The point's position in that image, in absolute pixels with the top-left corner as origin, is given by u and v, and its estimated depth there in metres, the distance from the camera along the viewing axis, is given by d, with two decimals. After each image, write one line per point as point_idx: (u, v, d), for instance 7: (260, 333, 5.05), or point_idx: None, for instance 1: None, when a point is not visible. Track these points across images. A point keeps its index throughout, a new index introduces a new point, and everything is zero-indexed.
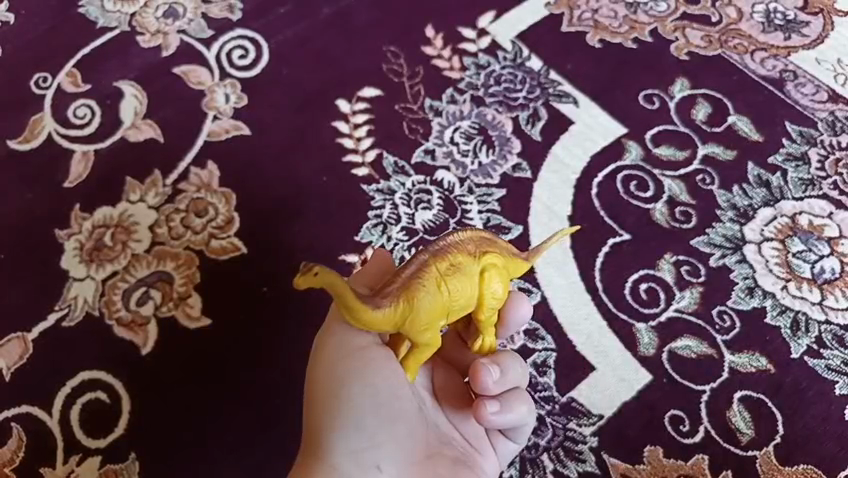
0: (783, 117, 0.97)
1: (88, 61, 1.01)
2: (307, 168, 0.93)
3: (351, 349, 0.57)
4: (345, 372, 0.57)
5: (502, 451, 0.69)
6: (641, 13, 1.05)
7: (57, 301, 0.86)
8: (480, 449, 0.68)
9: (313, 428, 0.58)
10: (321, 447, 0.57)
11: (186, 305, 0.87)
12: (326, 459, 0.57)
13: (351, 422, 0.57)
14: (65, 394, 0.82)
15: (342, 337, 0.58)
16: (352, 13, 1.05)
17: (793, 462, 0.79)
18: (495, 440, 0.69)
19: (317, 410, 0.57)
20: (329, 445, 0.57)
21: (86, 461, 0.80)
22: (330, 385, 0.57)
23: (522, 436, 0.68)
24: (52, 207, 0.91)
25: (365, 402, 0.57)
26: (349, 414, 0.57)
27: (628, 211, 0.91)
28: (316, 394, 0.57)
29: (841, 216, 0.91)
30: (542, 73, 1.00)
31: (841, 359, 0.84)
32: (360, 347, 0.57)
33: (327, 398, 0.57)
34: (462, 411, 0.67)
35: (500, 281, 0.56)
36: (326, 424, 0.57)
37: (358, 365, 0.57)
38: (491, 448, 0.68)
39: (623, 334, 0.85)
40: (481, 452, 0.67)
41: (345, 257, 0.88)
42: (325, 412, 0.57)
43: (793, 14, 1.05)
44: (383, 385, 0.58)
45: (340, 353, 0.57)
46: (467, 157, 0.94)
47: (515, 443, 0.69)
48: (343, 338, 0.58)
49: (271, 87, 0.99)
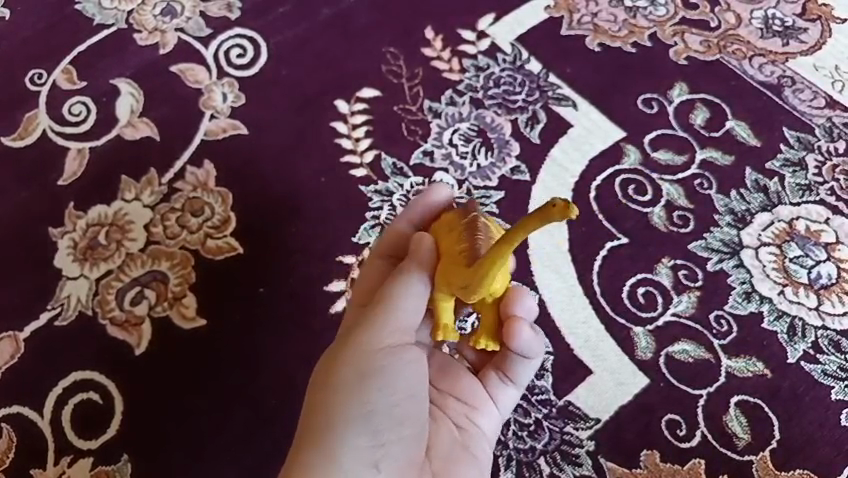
0: (781, 123, 0.96)
1: (85, 58, 1.00)
2: (306, 169, 0.93)
3: (377, 344, 0.60)
4: (365, 367, 0.60)
5: (503, 403, 0.73)
6: (640, 17, 1.04)
7: (49, 301, 0.86)
8: (479, 406, 0.71)
9: (316, 413, 0.59)
10: (325, 447, 0.58)
11: (182, 305, 0.86)
12: (321, 447, 0.58)
13: (358, 416, 0.59)
14: (57, 395, 0.82)
15: (362, 343, 0.60)
16: (351, 12, 1.03)
17: (791, 466, 0.80)
18: (493, 391, 0.72)
19: (325, 395, 0.59)
20: (329, 434, 0.59)
21: (78, 462, 0.80)
22: (347, 374, 0.59)
23: (522, 380, 0.72)
24: (46, 204, 0.91)
25: (376, 399, 0.59)
26: (358, 408, 0.59)
27: (626, 215, 0.91)
28: (330, 378, 0.60)
29: (838, 222, 0.91)
30: (541, 76, 1.00)
31: (838, 364, 0.84)
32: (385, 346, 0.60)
33: (341, 386, 0.59)
34: (455, 380, 0.72)
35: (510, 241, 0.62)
36: (333, 412, 0.59)
37: (379, 362, 0.60)
38: (490, 401, 0.72)
39: (620, 338, 0.85)
40: (480, 409, 0.71)
41: (342, 259, 0.88)
42: (338, 407, 0.59)
43: (792, 20, 1.04)
44: (397, 386, 0.60)
45: (365, 345, 0.60)
46: (465, 159, 0.94)
47: (515, 388, 0.73)
48: (372, 332, 0.60)
49: (268, 86, 0.98)
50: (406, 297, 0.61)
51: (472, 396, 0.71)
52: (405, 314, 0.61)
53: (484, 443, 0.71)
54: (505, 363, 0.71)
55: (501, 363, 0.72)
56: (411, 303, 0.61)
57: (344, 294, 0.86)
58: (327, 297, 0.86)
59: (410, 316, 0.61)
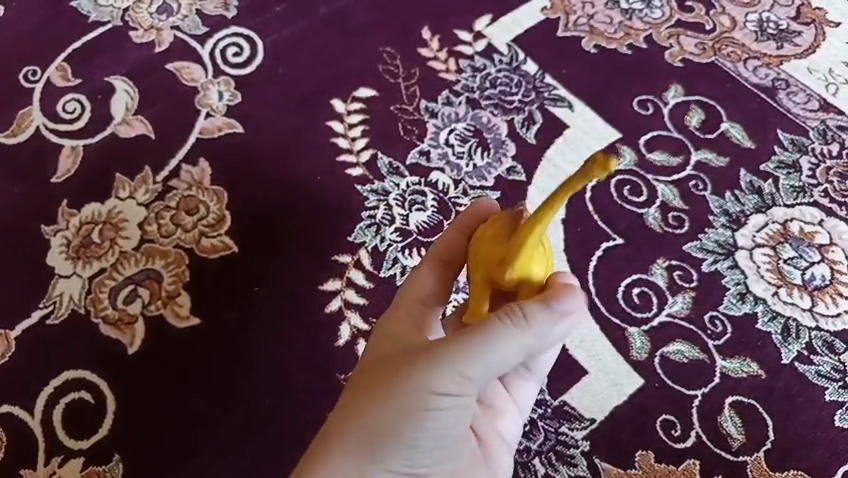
0: (775, 125, 0.97)
1: (79, 55, 0.99)
2: (302, 167, 0.93)
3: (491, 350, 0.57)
4: (428, 406, 0.57)
5: (522, 400, 0.73)
6: (636, 19, 1.04)
7: (41, 299, 0.85)
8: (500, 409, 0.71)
9: (361, 425, 0.58)
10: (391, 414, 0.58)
11: (176, 304, 0.86)
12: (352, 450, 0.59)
13: (406, 442, 0.58)
14: (48, 394, 0.81)
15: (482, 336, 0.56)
16: (349, 11, 1.03)
17: (785, 466, 0.80)
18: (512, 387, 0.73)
19: (377, 414, 0.58)
20: (372, 448, 0.58)
21: (68, 462, 0.79)
22: (404, 403, 0.57)
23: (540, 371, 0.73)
24: (39, 202, 0.90)
25: (427, 433, 0.58)
26: (408, 435, 0.58)
27: (622, 216, 0.91)
28: (382, 398, 0.58)
29: (832, 224, 0.91)
30: (537, 77, 1.00)
31: (831, 365, 0.84)
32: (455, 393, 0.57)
33: (396, 413, 0.57)
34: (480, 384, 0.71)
35: None
36: (381, 431, 0.58)
37: (443, 405, 0.57)
38: (509, 396, 0.72)
39: (616, 339, 0.85)
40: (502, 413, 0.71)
41: (338, 258, 0.88)
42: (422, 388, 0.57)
43: (786, 24, 1.05)
44: (453, 424, 0.59)
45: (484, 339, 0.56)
46: (461, 159, 0.94)
47: (533, 380, 0.73)
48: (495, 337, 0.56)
49: (264, 85, 0.98)
50: (487, 354, 0.57)
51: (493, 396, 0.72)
52: (484, 371, 0.57)
53: (503, 448, 0.71)
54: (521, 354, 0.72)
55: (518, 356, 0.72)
56: (492, 358, 0.57)
57: (340, 293, 0.86)
58: (323, 296, 0.86)
59: (489, 370, 0.58)
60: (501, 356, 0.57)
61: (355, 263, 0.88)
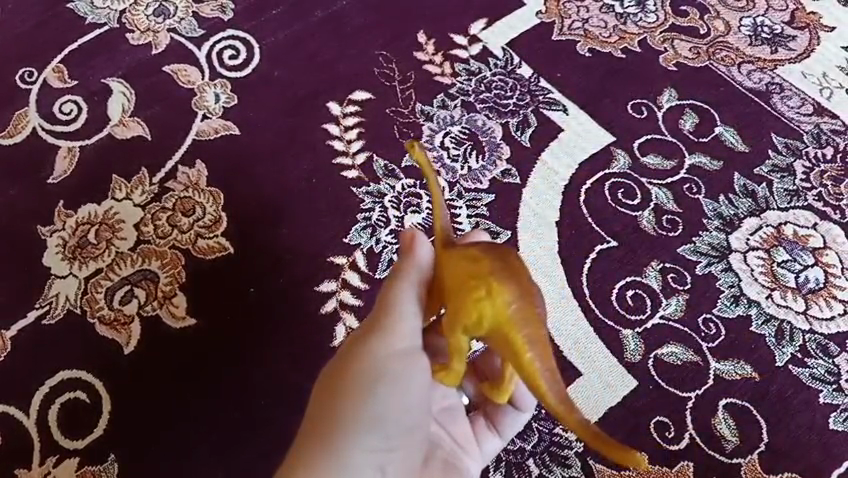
0: (769, 129, 0.97)
1: (76, 57, 1.00)
2: (298, 169, 0.93)
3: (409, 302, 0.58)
4: (379, 374, 0.57)
5: (485, 445, 0.72)
6: (630, 24, 1.05)
7: (37, 300, 0.86)
8: (465, 446, 0.70)
9: (332, 421, 0.56)
10: (350, 400, 0.56)
11: (172, 304, 0.86)
12: (329, 448, 0.56)
13: (373, 421, 0.56)
14: (44, 394, 0.81)
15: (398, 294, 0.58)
16: (345, 15, 1.04)
17: (778, 469, 0.80)
18: (480, 434, 0.72)
19: (343, 402, 0.56)
20: (344, 438, 0.56)
21: (63, 462, 0.79)
22: (362, 378, 0.56)
23: (510, 431, 0.72)
24: (34, 202, 0.91)
25: (389, 405, 0.57)
26: (373, 411, 0.56)
27: (616, 218, 0.91)
28: (344, 387, 0.56)
29: (826, 227, 0.92)
30: (532, 80, 1.00)
31: (825, 368, 0.84)
32: (395, 351, 0.57)
33: (359, 392, 0.56)
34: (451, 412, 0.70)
35: (463, 272, 0.53)
36: (350, 417, 0.56)
37: (392, 366, 0.57)
38: (477, 445, 0.71)
39: (609, 341, 0.85)
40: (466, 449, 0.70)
41: (332, 259, 0.88)
42: (370, 364, 0.56)
43: (781, 28, 1.06)
44: (408, 391, 0.58)
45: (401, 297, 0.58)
46: (457, 162, 0.94)
47: (501, 440, 0.73)
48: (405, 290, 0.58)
49: (261, 88, 0.98)
50: (407, 308, 0.58)
51: (458, 438, 0.70)
52: (410, 324, 0.58)
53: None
54: (496, 412, 0.72)
55: (494, 413, 0.72)
56: (410, 308, 0.58)
57: (335, 294, 0.86)
58: (318, 298, 0.86)
59: (414, 331, 0.59)
60: (415, 308, 0.59)
61: (350, 264, 0.88)
